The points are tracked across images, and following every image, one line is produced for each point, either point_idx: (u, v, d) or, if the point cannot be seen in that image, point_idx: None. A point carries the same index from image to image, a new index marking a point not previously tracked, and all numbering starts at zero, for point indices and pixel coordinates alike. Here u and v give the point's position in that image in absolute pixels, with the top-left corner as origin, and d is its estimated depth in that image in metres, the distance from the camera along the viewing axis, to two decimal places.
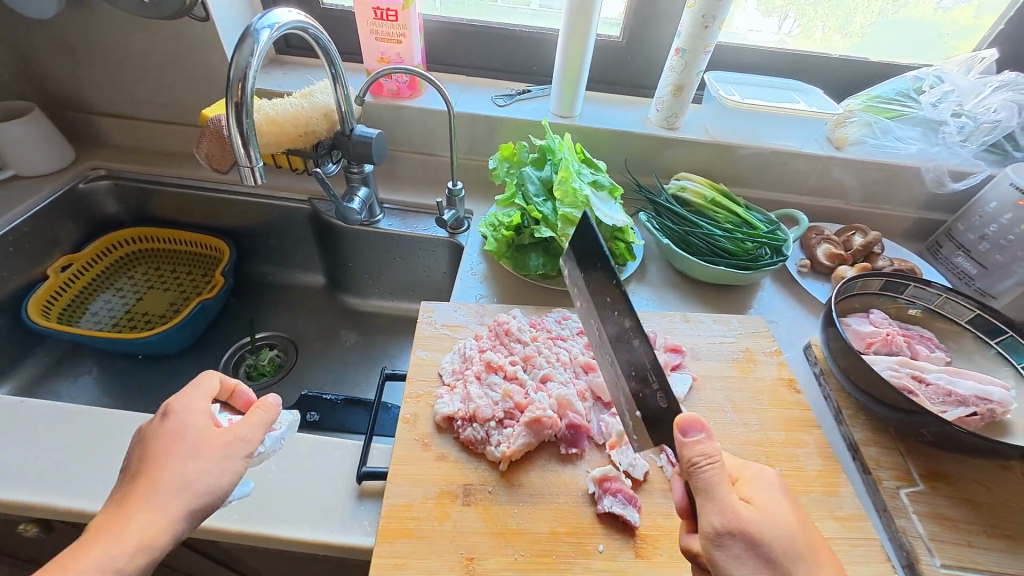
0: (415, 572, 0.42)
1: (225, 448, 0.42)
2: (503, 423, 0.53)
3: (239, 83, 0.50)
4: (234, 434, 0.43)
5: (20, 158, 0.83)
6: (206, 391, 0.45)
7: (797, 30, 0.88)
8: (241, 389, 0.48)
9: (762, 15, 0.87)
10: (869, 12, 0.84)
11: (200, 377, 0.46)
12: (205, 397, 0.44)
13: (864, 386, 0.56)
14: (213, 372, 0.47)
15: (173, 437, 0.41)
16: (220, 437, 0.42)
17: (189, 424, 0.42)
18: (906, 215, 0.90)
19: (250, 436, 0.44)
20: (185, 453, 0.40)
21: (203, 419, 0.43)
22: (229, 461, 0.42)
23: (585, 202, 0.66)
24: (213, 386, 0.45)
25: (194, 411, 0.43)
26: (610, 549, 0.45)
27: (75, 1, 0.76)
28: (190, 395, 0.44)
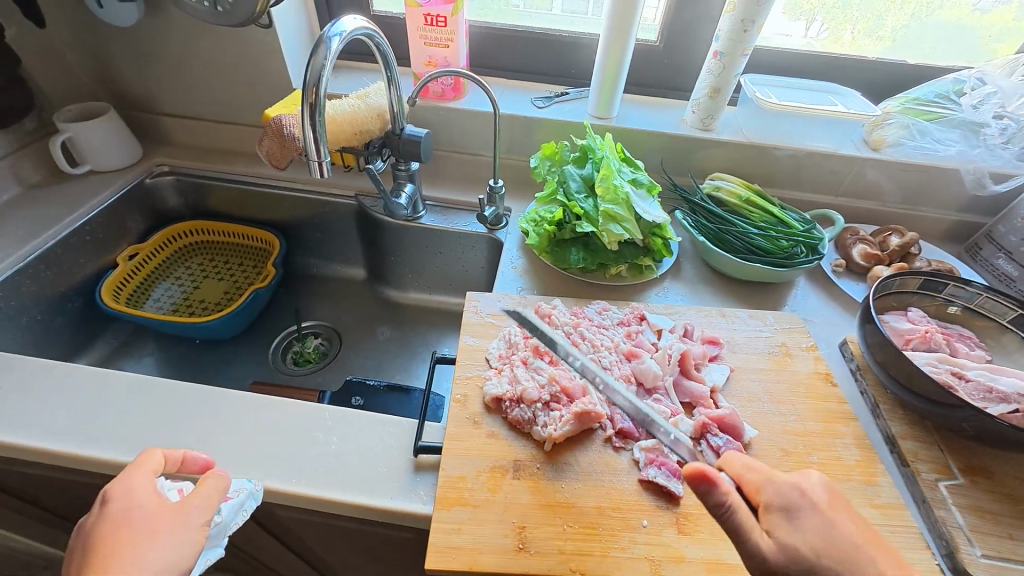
0: (472, 537, 0.46)
1: (180, 519, 0.42)
2: (549, 406, 0.56)
3: (314, 86, 0.55)
4: (186, 507, 0.43)
5: (95, 154, 0.89)
6: (149, 466, 0.45)
7: (825, 34, 0.90)
8: (191, 456, 0.48)
9: (789, 19, 0.88)
10: (901, 14, 0.85)
11: (142, 457, 0.46)
12: (149, 474, 0.44)
13: (903, 380, 0.57)
14: (155, 450, 0.47)
15: (118, 521, 0.40)
16: (172, 511, 0.42)
17: (134, 506, 0.41)
18: (943, 217, 0.90)
19: (203, 504, 0.43)
20: (136, 534, 0.40)
21: (147, 496, 0.42)
22: (186, 532, 0.41)
23: (625, 199, 0.69)
24: (155, 464, 0.45)
25: (138, 490, 0.42)
26: (653, 524, 0.47)
27: (153, 10, 0.83)
28: (132, 474, 0.44)
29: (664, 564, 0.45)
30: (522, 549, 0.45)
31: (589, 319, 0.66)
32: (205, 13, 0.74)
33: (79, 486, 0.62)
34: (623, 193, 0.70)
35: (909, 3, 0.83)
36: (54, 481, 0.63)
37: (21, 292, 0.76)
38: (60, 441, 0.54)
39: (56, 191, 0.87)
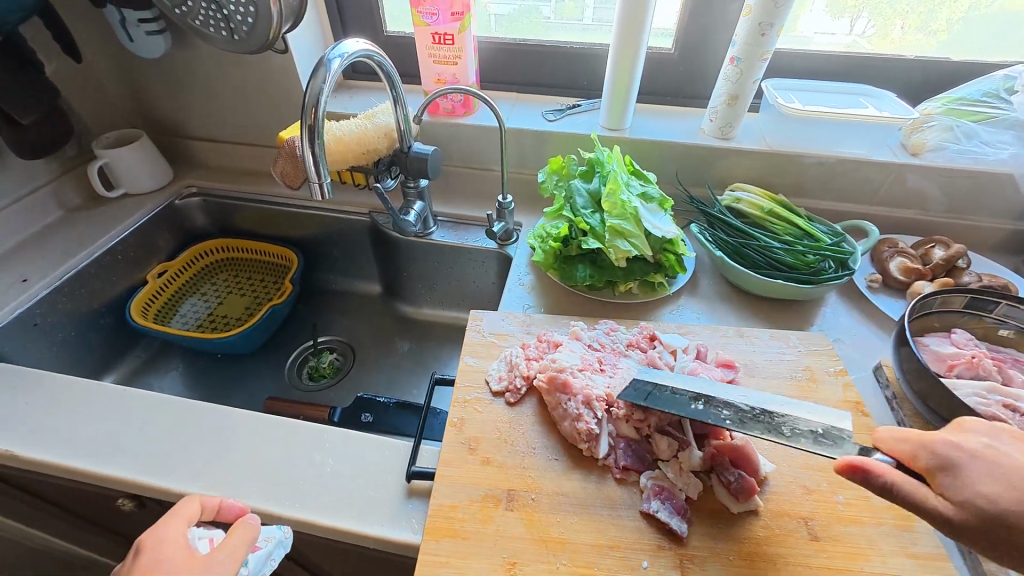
0: (459, 571, 0.44)
1: (204, 572, 0.43)
2: (581, 372, 0.57)
3: (312, 108, 0.56)
4: (211, 563, 0.44)
5: (129, 178, 0.95)
6: (183, 514, 0.47)
7: (872, 31, 0.84)
8: (226, 503, 0.49)
9: (831, 17, 0.83)
10: (954, 7, 0.79)
11: (180, 504, 0.48)
12: (181, 524, 0.46)
13: (944, 413, 0.52)
14: (192, 497, 0.49)
15: (147, 572, 0.42)
16: (196, 569, 0.43)
17: (161, 561, 0.43)
18: (998, 227, 0.81)
19: (224, 560, 0.44)
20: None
21: (176, 551, 0.44)
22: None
23: (634, 214, 0.67)
24: (190, 512, 0.47)
25: (168, 541, 0.44)
26: (654, 566, 0.44)
27: (181, 42, 0.87)
28: (167, 523, 0.46)
29: None
30: None
31: (596, 344, 0.62)
32: (224, 42, 0.77)
33: (99, 498, 0.65)
34: (632, 208, 0.67)
35: None
36: (77, 491, 0.65)
37: (57, 309, 0.81)
38: (75, 455, 0.57)
39: (94, 213, 0.93)
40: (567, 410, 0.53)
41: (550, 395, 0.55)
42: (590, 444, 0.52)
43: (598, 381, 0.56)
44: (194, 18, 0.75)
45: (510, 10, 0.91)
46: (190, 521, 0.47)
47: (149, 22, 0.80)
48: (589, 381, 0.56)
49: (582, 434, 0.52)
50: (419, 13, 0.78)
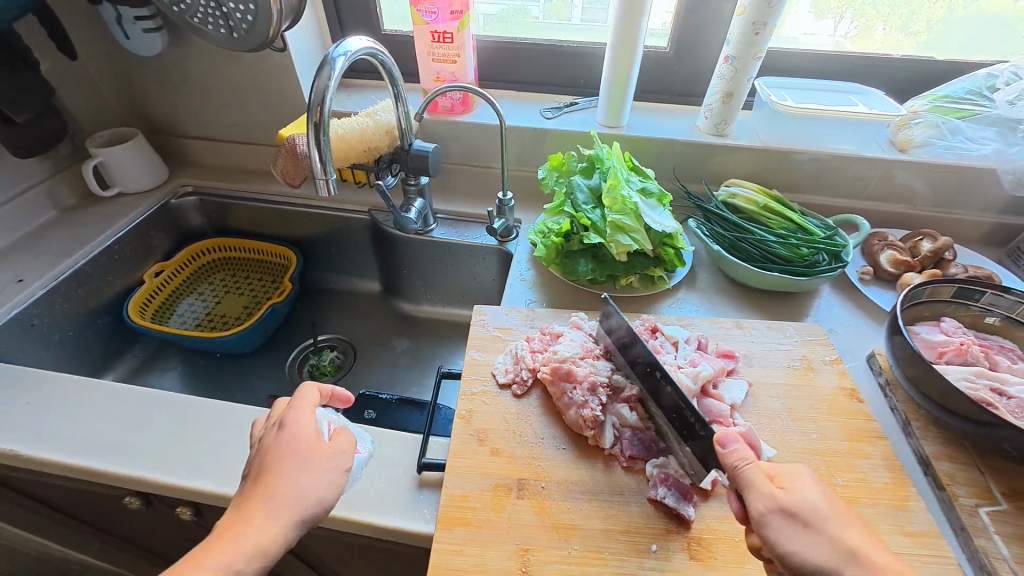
0: (474, 559, 0.45)
1: (330, 459, 0.44)
2: (585, 360, 0.58)
3: (318, 106, 0.56)
4: (339, 448, 0.45)
5: (124, 177, 0.94)
6: (309, 397, 0.47)
7: (855, 31, 0.86)
8: (340, 390, 0.49)
9: (816, 18, 0.85)
10: (934, 9, 0.81)
11: (301, 390, 0.47)
12: (312, 407, 0.46)
13: (935, 396, 0.54)
14: (310, 383, 0.49)
15: (285, 447, 0.43)
16: (328, 450, 0.44)
17: (297, 437, 0.44)
18: (982, 220, 0.84)
19: (350, 448, 0.45)
20: (294, 463, 0.42)
21: (311, 430, 0.44)
22: (334, 476, 0.43)
23: (634, 209, 0.68)
24: (313, 397, 0.47)
25: (303, 422, 0.44)
26: (663, 550, 0.45)
27: (177, 39, 0.87)
28: (298, 403, 0.46)
29: None
30: (525, 572, 0.44)
31: (601, 335, 0.63)
32: (222, 40, 0.76)
33: (103, 498, 0.65)
34: (632, 203, 0.68)
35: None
36: (79, 492, 0.65)
37: (55, 309, 0.80)
38: (81, 455, 0.56)
39: (89, 213, 0.92)
40: (573, 398, 0.54)
41: (554, 385, 0.56)
42: (596, 432, 0.53)
43: (602, 369, 0.57)
44: (193, 16, 0.75)
45: (505, 9, 0.92)
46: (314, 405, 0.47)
47: (145, 19, 0.80)
48: (592, 368, 0.57)
49: (587, 420, 0.53)
50: (418, 11, 0.79)
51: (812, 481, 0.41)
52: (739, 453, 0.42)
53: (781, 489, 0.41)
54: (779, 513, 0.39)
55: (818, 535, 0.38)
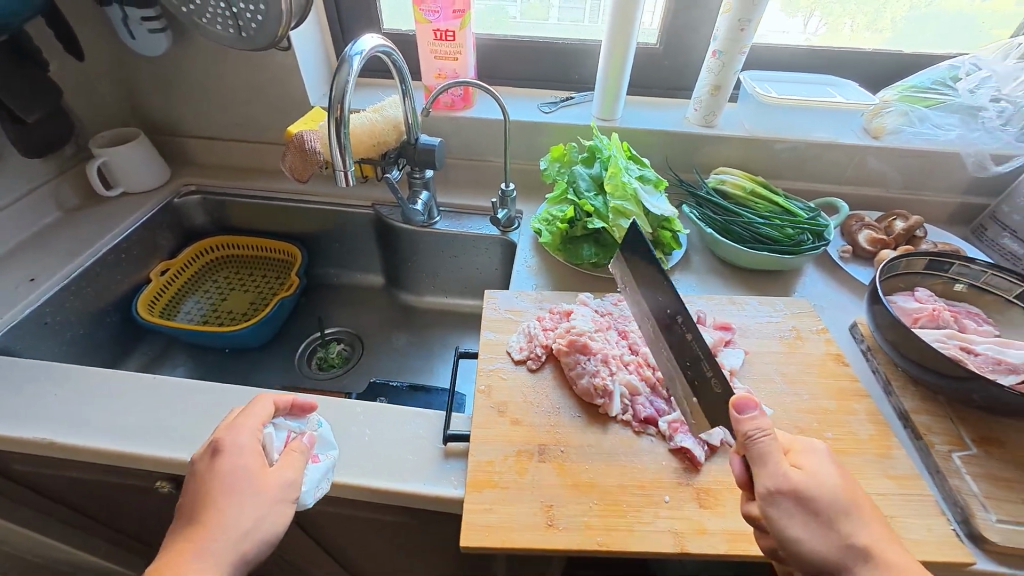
0: (503, 516, 0.48)
1: (272, 488, 0.45)
2: (597, 334, 0.63)
3: (339, 103, 0.59)
4: (284, 476, 0.46)
5: (128, 176, 0.95)
6: (259, 417, 0.49)
7: (823, 30, 0.92)
8: (298, 401, 0.52)
9: (787, 16, 0.91)
10: (898, 7, 0.88)
11: (254, 406, 0.49)
12: (256, 427, 0.48)
13: (913, 356, 0.59)
14: (265, 397, 0.51)
15: (225, 477, 0.45)
16: (274, 478, 0.46)
17: (238, 465, 0.45)
18: (948, 201, 0.91)
19: (296, 475, 0.47)
20: (234, 496, 0.44)
21: (255, 458, 0.46)
22: (279, 505, 0.45)
23: (634, 195, 0.72)
24: (264, 415, 0.49)
25: (246, 447, 0.46)
26: (675, 500, 0.50)
27: (180, 39, 0.88)
28: (242, 425, 0.48)
29: (688, 536, 0.47)
30: (551, 525, 0.48)
31: (609, 312, 0.67)
32: (230, 39, 0.78)
33: (128, 487, 0.66)
34: (632, 189, 0.72)
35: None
36: (103, 484, 0.67)
37: (67, 307, 0.81)
38: (113, 442, 0.58)
39: (94, 213, 0.92)
40: (585, 368, 0.59)
41: (567, 356, 0.60)
42: (605, 400, 0.57)
43: (613, 343, 0.62)
44: (201, 16, 0.76)
45: (493, 6, 0.95)
46: (264, 424, 0.49)
47: (151, 20, 0.81)
48: (603, 341, 0.62)
49: (597, 389, 0.57)
50: (421, 11, 0.82)
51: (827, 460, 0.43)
52: (759, 423, 0.42)
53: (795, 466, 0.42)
54: (788, 494, 0.40)
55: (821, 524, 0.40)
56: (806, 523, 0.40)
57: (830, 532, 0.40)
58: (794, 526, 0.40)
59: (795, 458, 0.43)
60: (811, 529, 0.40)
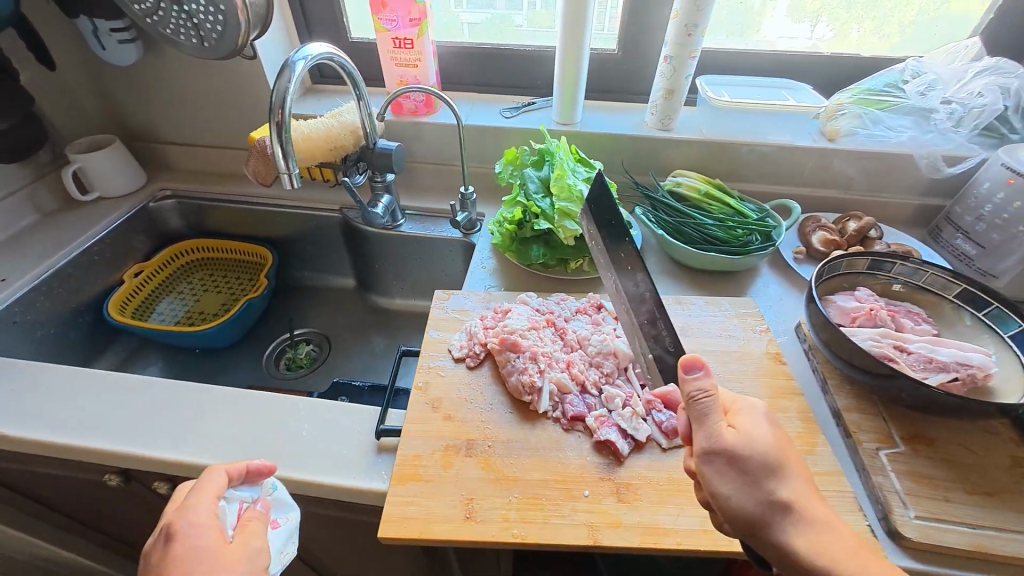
0: (424, 508, 0.49)
1: (239, 558, 0.43)
2: (533, 331, 0.64)
3: (280, 107, 0.61)
4: (250, 544, 0.45)
5: (103, 181, 0.98)
6: (212, 490, 0.47)
7: (831, 35, 0.92)
8: (253, 464, 0.50)
9: (793, 22, 0.92)
10: (906, 11, 0.88)
11: (206, 478, 0.48)
12: (213, 499, 0.46)
13: (845, 354, 0.59)
14: (216, 468, 0.49)
15: (184, 559, 0.42)
16: (239, 549, 0.44)
17: (198, 545, 0.43)
18: (907, 202, 0.91)
19: (261, 543, 0.45)
20: (199, 575, 0.42)
21: (214, 534, 0.44)
22: (251, 575, 0.43)
23: (579, 196, 0.73)
24: (219, 485, 0.47)
25: (201, 522, 0.44)
26: (594, 494, 0.50)
27: (152, 50, 0.91)
28: (194, 503, 0.46)
29: (603, 530, 0.48)
30: (470, 518, 0.49)
31: (550, 310, 0.69)
32: (194, 48, 0.81)
33: (82, 482, 0.68)
34: (578, 191, 0.74)
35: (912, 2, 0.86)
36: (60, 479, 0.68)
37: (37, 307, 0.84)
38: (62, 435, 0.60)
39: (70, 216, 0.95)
40: (516, 365, 0.60)
41: (501, 354, 0.61)
42: (533, 397, 0.58)
43: (546, 341, 0.64)
44: (165, 27, 0.79)
45: (495, 16, 0.97)
46: (219, 494, 0.47)
47: (120, 31, 0.85)
48: (536, 339, 0.63)
49: (526, 386, 0.58)
50: (379, 20, 0.84)
51: (763, 421, 0.44)
52: (702, 383, 0.43)
53: (730, 426, 0.43)
54: (722, 456, 0.41)
55: (751, 479, 0.41)
56: (731, 479, 0.41)
57: (760, 492, 0.41)
58: (718, 480, 0.41)
59: (732, 418, 0.44)
60: (733, 481, 0.41)
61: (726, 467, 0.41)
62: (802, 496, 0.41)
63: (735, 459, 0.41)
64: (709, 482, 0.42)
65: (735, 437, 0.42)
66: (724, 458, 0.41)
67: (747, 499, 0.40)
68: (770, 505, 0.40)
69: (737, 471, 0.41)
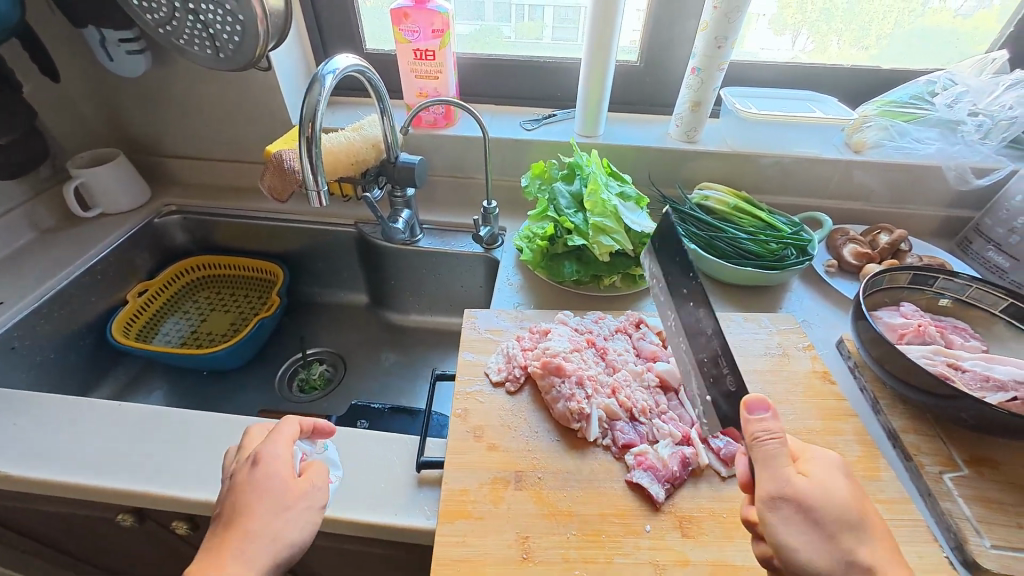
0: (476, 549, 0.46)
1: (305, 496, 0.44)
2: (575, 353, 0.62)
3: (309, 121, 0.58)
4: (312, 484, 0.45)
5: (106, 197, 0.93)
6: (288, 435, 0.46)
7: (811, 46, 0.93)
8: (321, 424, 0.50)
9: (774, 33, 0.92)
10: (883, 23, 0.88)
11: (281, 424, 0.47)
12: (289, 443, 0.46)
13: (900, 374, 0.58)
14: (290, 417, 0.48)
15: (262, 487, 0.42)
16: (302, 485, 0.44)
17: (273, 476, 0.43)
18: (932, 214, 0.91)
19: (324, 483, 0.46)
20: (270, 503, 0.42)
21: (287, 468, 0.44)
22: (309, 513, 0.43)
23: (614, 212, 0.71)
24: (292, 432, 0.47)
25: (280, 457, 0.44)
26: (656, 529, 0.47)
27: (160, 61, 0.88)
28: (275, 439, 0.45)
29: (669, 568, 0.45)
30: (526, 559, 0.45)
31: (588, 330, 0.66)
32: (208, 59, 0.78)
33: (89, 521, 0.63)
34: (612, 206, 0.72)
35: (892, 13, 0.87)
36: (65, 518, 0.64)
37: (36, 331, 0.79)
38: (72, 473, 0.56)
39: (71, 234, 0.91)
40: (561, 391, 0.57)
41: (543, 378, 0.58)
42: (582, 425, 0.55)
43: (589, 363, 0.61)
44: (178, 37, 0.76)
45: (486, 26, 0.96)
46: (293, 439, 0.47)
47: (129, 41, 0.81)
48: (579, 362, 0.60)
49: (574, 413, 0.55)
50: (400, 31, 0.82)
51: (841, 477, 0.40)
52: (767, 425, 0.40)
53: (801, 473, 0.40)
54: (788, 501, 0.38)
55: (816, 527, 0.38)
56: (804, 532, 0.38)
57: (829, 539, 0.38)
58: (786, 531, 0.38)
59: (801, 465, 0.41)
60: (805, 531, 0.38)
61: (795, 513, 0.38)
62: (882, 561, 0.38)
63: (807, 508, 0.38)
64: (771, 523, 0.39)
65: (807, 487, 0.39)
66: (791, 505, 0.38)
67: (818, 552, 0.38)
68: (849, 564, 0.37)
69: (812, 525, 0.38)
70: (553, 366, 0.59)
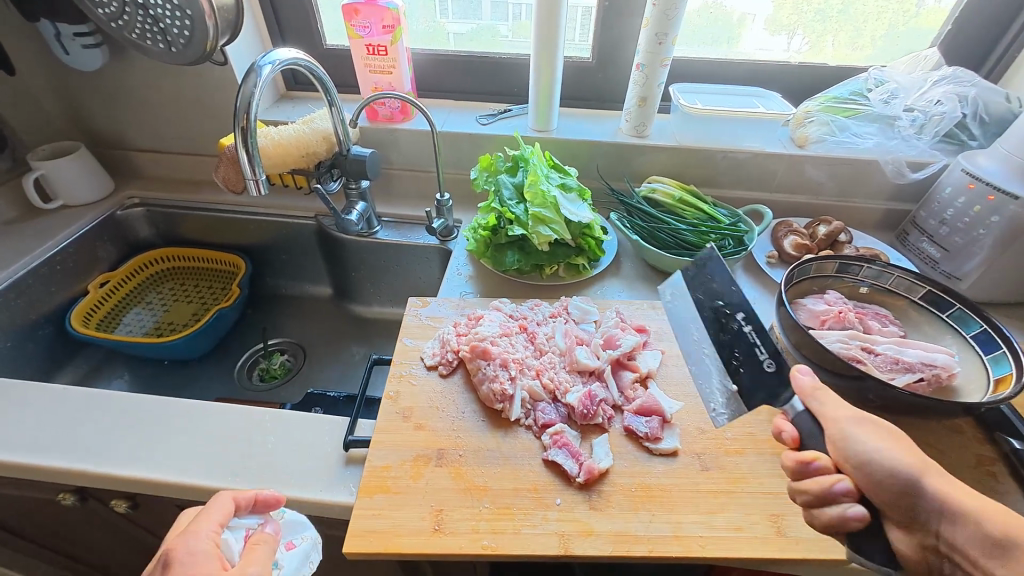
0: (391, 521, 0.48)
1: None
2: (504, 338, 0.64)
3: (244, 113, 0.60)
4: (252, 569, 0.43)
5: (66, 189, 0.95)
6: (215, 518, 0.45)
7: (807, 48, 0.95)
8: (260, 495, 0.48)
9: (770, 34, 0.94)
10: (878, 25, 0.90)
11: (213, 503, 0.46)
12: (214, 529, 0.44)
13: (814, 357, 0.59)
14: (224, 494, 0.47)
15: None
16: (239, 575, 0.43)
17: (198, 571, 0.41)
18: (875, 207, 0.93)
19: (262, 568, 0.44)
20: None
21: (215, 560, 0.43)
22: None
23: (553, 203, 0.74)
24: (224, 514, 0.45)
25: (202, 551, 0.42)
26: (566, 502, 0.50)
27: (118, 56, 0.90)
28: (196, 529, 0.44)
29: (573, 539, 0.47)
30: (438, 531, 0.47)
31: (523, 317, 0.69)
32: (162, 54, 0.80)
33: (34, 502, 0.65)
34: (551, 197, 0.74)
35: (886, 15, 0.89)
36: (13, 499, 0.65)
37: None
38: (13, 452, 0.57)
39: (31, 226, 0.92)
40: (486, 373, 0.59)
41: (472, 362, 0.61)
42: (505, 405, 0.57)
43: (517, 348, 0.63)
44: (131, 32, 0.77)
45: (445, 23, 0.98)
46: (224, 521, 0.45)
47: (84, 36, 0.83)
48: (508, 346, 0.63)
49: (497, 394, 0.57)
50: (352, 26, 0.84)
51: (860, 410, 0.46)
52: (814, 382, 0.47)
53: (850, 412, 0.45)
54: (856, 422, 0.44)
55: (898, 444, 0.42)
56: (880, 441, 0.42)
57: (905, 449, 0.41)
58: (867, 441, 0.42)
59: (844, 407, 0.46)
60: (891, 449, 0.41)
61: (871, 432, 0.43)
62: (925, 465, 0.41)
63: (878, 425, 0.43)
64: (853, 443, 0.42)
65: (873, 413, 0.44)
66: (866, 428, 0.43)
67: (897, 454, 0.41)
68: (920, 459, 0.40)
69: (884, 434, 0.43)
70: (481, 351, 0.61)
